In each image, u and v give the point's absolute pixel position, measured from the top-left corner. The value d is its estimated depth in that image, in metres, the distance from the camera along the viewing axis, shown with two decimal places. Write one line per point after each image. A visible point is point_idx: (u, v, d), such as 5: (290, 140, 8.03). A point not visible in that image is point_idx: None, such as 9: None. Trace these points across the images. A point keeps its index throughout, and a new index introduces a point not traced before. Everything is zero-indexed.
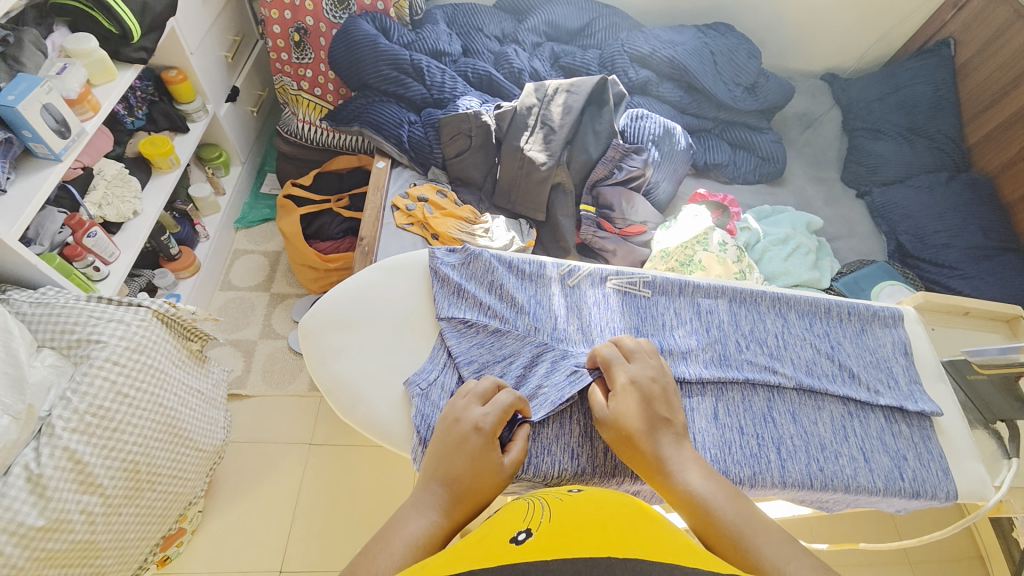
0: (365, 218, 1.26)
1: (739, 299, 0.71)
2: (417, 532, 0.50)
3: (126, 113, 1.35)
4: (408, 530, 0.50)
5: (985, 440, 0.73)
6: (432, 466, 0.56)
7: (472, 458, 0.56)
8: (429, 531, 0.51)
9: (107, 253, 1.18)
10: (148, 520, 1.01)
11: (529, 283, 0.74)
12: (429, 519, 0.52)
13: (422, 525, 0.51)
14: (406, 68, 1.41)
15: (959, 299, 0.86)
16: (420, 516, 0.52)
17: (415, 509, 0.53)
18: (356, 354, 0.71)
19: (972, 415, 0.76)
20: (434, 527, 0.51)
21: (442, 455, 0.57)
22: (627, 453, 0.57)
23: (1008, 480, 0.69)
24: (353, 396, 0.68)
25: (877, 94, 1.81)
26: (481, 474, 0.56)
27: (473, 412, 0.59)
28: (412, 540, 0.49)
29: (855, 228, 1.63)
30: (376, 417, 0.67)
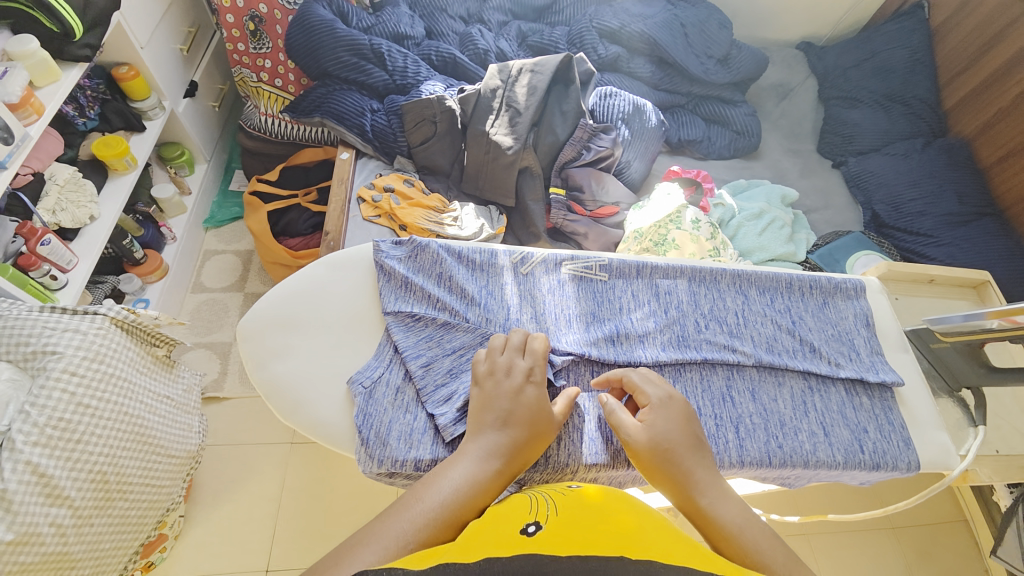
0: (330, 212, 1.22)
1: (699, 278, 0.70)
2: (464, 479, 0.51)
3: (76, 114, 1.30)
4: (463, 470, 0.52)
5: (950, 409, 0.74)
6: (481, 413, 0.57)
7: (529, 407, 0.57)
8: (484, 474, 0.52)
9: (64, 261, 1.14)
10: (123, 529, 1.00)
11: (480, 274, 0.70)
12: (485, 466, 0.53)
13: (473, 469, 0.52)
14: (365, 53, 1.36)
15: (924, 267, 0.83)
16: (473, 458, 0.53)
17: (468, 450, 0.54)
18: (300, 356, 0.68)
19: (936, 384, 0.76)
20: (487, 472, 0.53)
21: (491, 403, 0.57)
22: (652, 474, 0.55)
23: (973, 449, 0.69)
24: (294, 399, 0.66)
25: (852, 61, 1.79)
26: (536, 426, 0.57)
27: (520, 365, 0.60)
28: (457, 487, 0.51)
29: (831, 199, 1.63)
30: (320, 419, 0.65)
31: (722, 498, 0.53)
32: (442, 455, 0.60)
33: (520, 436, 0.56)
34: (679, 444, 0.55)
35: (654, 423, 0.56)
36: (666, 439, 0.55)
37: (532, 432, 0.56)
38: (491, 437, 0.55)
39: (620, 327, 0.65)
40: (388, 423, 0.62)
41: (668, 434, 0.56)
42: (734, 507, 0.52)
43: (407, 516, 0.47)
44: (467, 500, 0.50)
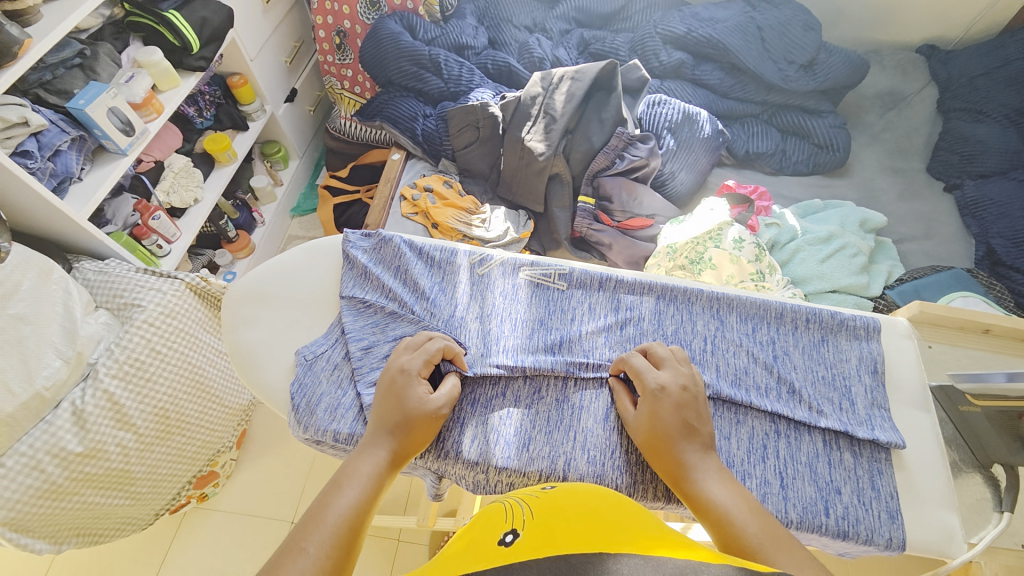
0: (374, 207, 1.34)
1: (670, 296, 0.65)
2: (368, 472, 0.53)
3: (196, 114, 1.57)
4: (360, 473, 0.53)
5: (973, 486, 0.63)
6: (376, 415, 0.57)
7: (400, 399, 0.57)
8: (378, 473, 0.53)
9: (169, 234, 1.40)
10: (179, 459, 1.20)
11: (438, 270, 0.70)
12: (378, 465, 0.54)
13: (371, 469, 0.53)
14: (424, 62, 1.46)
15: (975, 313, 0.69)
16: (370, 457, 0.54)
17: (367, 449, 0.55)
18: (258, 324, 0.71)
19: (958, 454, 0.64)
20: (381, 471, 0.53)
21: (381, 405, 0.57)
22: (651, 457, 0.53)
23: (987, 540, 0.59)
24: (249, 361, 0.70)
25: (983, 67, 1.49)
26: (415, 419, 0.56)
27: (401, 359, 0.59)
28: (365, 480, 0.52)
29: (934, 228, 1.37)
30: (266, 382, 0.68)
31: (717, 482, 0.50)
32: (360, 433, 0.60)
33: (403, 431, 0.56)
34: (674, 429, 0.52)
35: (651, 406, 0.54)
36: (661, 423, 0.53)
37: (415, 427, 0.56)
38: (383, 433, 0.56)
39: (569, 338, 0.63)
40: (319, 395, 0.63)
41: (662, 418, 0.53)
42: (730, 490, 0.49)
43: (319, 526, 0.47)
44: (366, 500, 0.51)
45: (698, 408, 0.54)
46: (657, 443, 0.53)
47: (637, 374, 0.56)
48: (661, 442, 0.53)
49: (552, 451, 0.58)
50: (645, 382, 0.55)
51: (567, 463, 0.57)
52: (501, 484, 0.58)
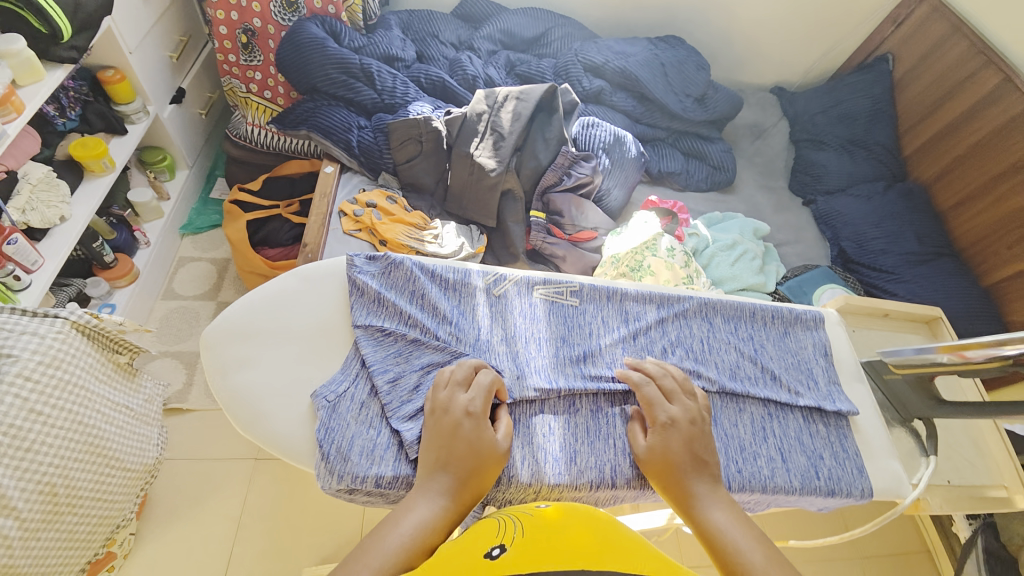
0: (310, 224, 1.23)
1: (667, 304, 0.72)
2: (425, 517, 0.51)
3: (57, 114, 1.29)
4: (415, 514, 0.51)
5: (903, 439, 0.76)
6: (430, 456, 0.56)
7: (470, 443, 0.55)
8: (436, 516, 0.51)
9: (29, 261, 1.12)
10: (70, 546, 0.95)
11: (453, 293, 0.69)
12: (437, 507, 0.52)
13: (428, 510, 0.51)
14: (355, 72, 1.38)
15: (878, 300, 0.86)
16: (427, 501, 0.52)
17: (421, 492, 0.53)
18: (260, 367, 0.67)
19: (889, 414, 0.78)
20: (440, 515, 0.52)
21: (437, 445, 0.56)
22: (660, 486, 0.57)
23: (924, 478, 0.72)
24: (252, 409, 0.64)
25: (820, 107, 1.89)
26: (479, 462, 0.55)
27: (459, 398, 0.58)
28: (421, 524, 0.50)
29: (801, 234, 1.70)
30: (275, 431, 0.63)
31: (716, 508, 0.54)
32: (405, 472, 0.59)
33: (466, 473, 0.54)
34: (680, 458, 0.56)
35: (660, 436, 0.58)
36: (668, 453, 0.57)
37: (478, 469, 0.55)
38: (439, 475, 0.54)
39: (590, 352, 0.66)
40: (350, 438, 0.60)
41: (668, 448, 0.57)
42: (729, 516, 0.53)
43: (359, 563, 0.45)
44: (420, 543, 0.49)
45: (700, 439, 0.58)
46: (664, 472, 0.57)
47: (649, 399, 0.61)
48: (668, 471, 0.57)
49: (597, 461, 0.60)
50: (657, 414, 0.59)
51: (613, 471, 0.60)
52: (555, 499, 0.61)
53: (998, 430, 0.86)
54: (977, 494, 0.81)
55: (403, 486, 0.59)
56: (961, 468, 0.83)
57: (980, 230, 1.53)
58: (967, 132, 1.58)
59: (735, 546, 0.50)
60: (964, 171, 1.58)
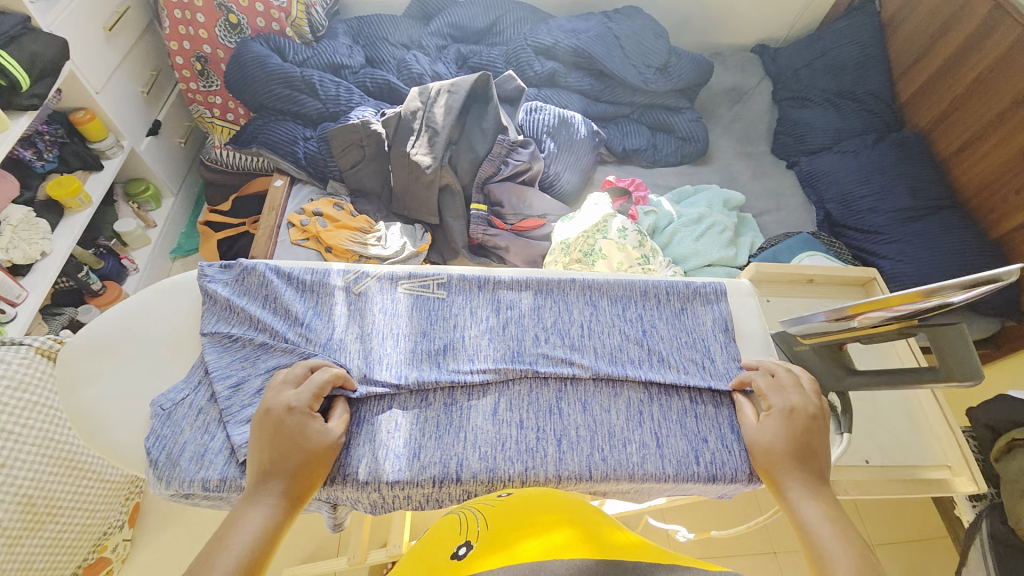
0: (259, 237, 1.26)
1: (547, 290, 0.68)
2: (259, 523, 0.47)
3: (34, 158, 1.38)
4: (247, 524, 0.46)
5: None
6: (255, 457, 0.50)
7: (295, 439, 0.51)
8: (273, 519, 0.47)
9: (12, 295, 1.22)
10: (56, 550, 1.04)
11: (311, 295, 0.63)
12: (273, 510, 0.48)
13: (263, 514, 0.47)
14: (298, 84, 1.41)
15: (799, 267, 0.80)
16: (259, 506, 0.48)
17: (253, 499, 0.48)
18: (104, 380, 0.60)
19: None
20: (277, 517, 0.48)
21: (263, 446, 0.50)
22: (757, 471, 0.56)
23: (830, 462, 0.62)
24: (90, 424, 0.59)
25: (804, 60, 1.75)
26: (309, 455, 0.51)
27: (285, 395, 0.53)
28: (253, 533, 0.46)
29: (783, 200, 1.58)
30: (117, 443, 0.58)
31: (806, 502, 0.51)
32: (235, 475, 0.52)
33: (296, 471, 0.50)
34: (782, 451, 0.54)
35: (762, 429, 0.57)
36: (770, 446, 0.55)
37: (309, 466, 0.51)
38: (272, 479, 0.49)
39: (452, 344, 0.62)
40: (182, 444, 0.53)
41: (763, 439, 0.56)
42: (825, 514, 0.49)
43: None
44: (257, 552, 0.45)
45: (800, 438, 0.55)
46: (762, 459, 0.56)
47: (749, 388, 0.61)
48: (768, 462, 0.55)
49: (443, 455, 0.55)
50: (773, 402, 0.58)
51: (460, 464, 0.55)
52: (400, 498, 0.55)
53: (938, 401, 0.81)
54: (910, 476, 0.76)
55: (236, 491, 0.52)
56: (892, 445, 0.78)
57: (984, 175, 1.37)
58: (967, 67, 1.42)
59: (820, 544, 0.47)
60: (965, 113, 1.42)
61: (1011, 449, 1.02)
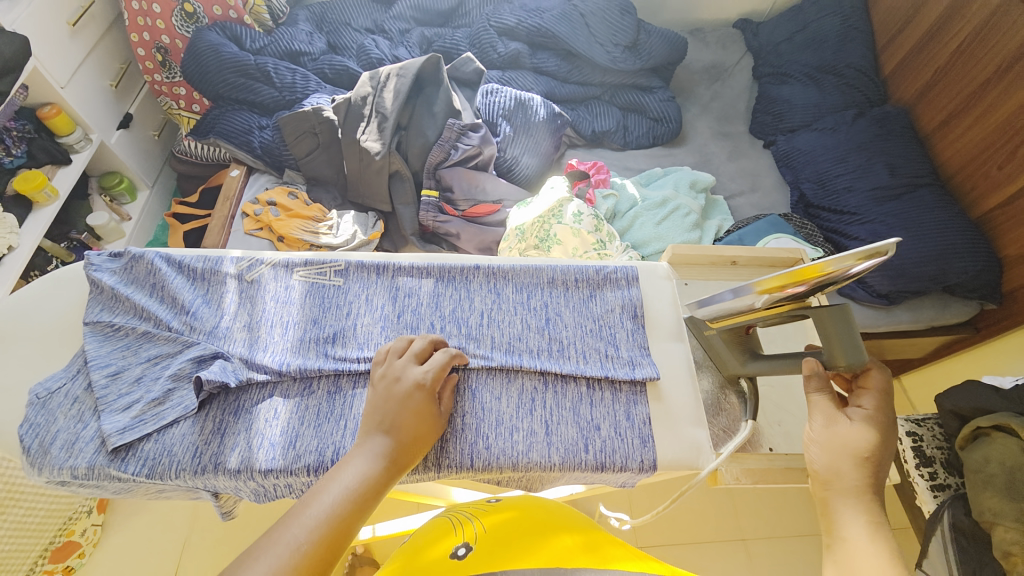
0: (213, 227, 1.27)
1: (449, 277, 0.66)
2: (363, 476, 0.48)
3: (2, 153, 1.40)
4: (351, 473, 0.48)
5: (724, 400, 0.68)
6: (374, 415, 0.52)
7: (416, 414, 0.52)
8: (369, 476, 0.48)
9: None
10: (20, 535, 1.05)
11: (202, 283, 0.63)
12: (375, 467, 0.49)
13: (361, 468, 0.48)
14: (253, 73, 1.40)
15: (721, 249, 0.76)
16: (362, 457, 0.49)
17: (360, 449, 0.50)
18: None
19: (706, 374, 0.70)
20: (375, 475, 0.48)
21: (381, 409, 0.52)
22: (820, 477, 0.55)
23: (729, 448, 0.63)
24: None
25: (784, 34, 1.66)
26: (418, 430, 0.52)
27: (413, 370, 0.55)
28: (357, 483, 0.47)
29: (758, 181, 1.52)
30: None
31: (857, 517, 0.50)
32: (102, 465, 0.53)
33: (406, 440, 0.51)
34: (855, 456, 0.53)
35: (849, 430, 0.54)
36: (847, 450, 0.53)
37: (415, 440, 0.52)
38: (382, 436, 0.51)
39: (342, 332, 0.61)
40: (54, 433, 0.54)
41: (848, 438, 0.53)
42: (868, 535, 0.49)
43: (295, 521, 0.43)
44: (357, 502, 0.46)
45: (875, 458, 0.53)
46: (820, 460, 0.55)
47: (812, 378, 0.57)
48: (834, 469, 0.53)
49: (320, 443, 0.54)
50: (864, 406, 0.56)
51: (337, 453, 0.54)
52: (279, 486, 0.55)
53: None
54: None
55: (105, 481, 0.53)
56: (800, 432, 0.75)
57: (967, 150, 1.29)
58: (949, 36, 1.34)
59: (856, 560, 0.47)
60: (948, 84, 1.34)
61: (977, 437, 0.97)
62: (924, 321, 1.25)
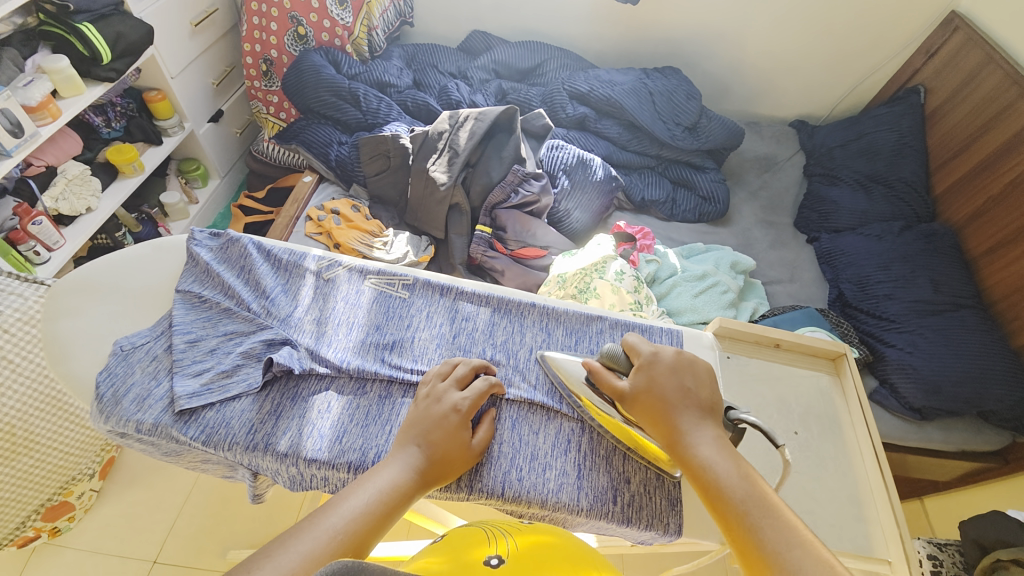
0: (277, 224, 1.36)
1: (506, 309, 0.70)
2: (392, 482, 0.50)
3: (103, 124, 1.55)
4: (383, 477, 0.50)
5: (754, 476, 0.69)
6: (405, 428, 0.56)
7: (451, 434, 0.55)
8: (401, 483, 0.51)
9: (51, 240, 1.36)
10: (24, 483, 1.09)
11: (283, 273, 0.69)
12: (406, 476, 0.51)
13: (394, 476, 0.51)
14: (344, 95, 1.54)
15: (766, 330, 0.78)
16: (394, 465, 0.52)
17: (393, 456, 0.53)
18: (88, 317, 0.68)
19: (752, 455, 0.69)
20: (405, 484, 0.51)
21: (420, 422, 0.55)
22: (657, 423, 0.55)
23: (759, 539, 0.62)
24: (59, 352, 0.65)
25: (839, 140, 1.73)
26: (449, 451, 0.54)
27: (452, 394, 0.57)
28: (386, 488, 0.50)
29: (797, 273, 1.55)
30: (77, 373, 0.64)
31: (705, 438, 0.53)
32: (166, 423, 0.57)
33: (436, 457, 0.53)
34: (664, 386, 0.56)
35: (653, 365, 0.58)
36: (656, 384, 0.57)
37: (446, 458, 0.54)
38: (410, 448, 0.54)
39: (401, 341, 0.65)
40: (129, 385, 0.59)
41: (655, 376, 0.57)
42: (719, 452, 0.52)
43: (334, 511, 0.46)
44: (385, 506, 0.48)
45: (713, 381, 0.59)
46: (652, 405, 0.56)
47: (633, 352, 0.60)
48: (660, 410, 0.55)
49: (364, 443, 0.57)
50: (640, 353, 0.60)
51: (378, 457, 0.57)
52: (316, 478, 0.57)
53: (889, 491, 0.68)
54: None
55: (164, 439, 0.57)
56: (826, 529, 0.66)
57: (1014, 280, 1.30)
58: (1004, 168, 1.39)
59: (718, 480, 0.50)
60: (998, 214, 1.37)
61: (995, 570, 0.92)
62: (956, 443, 1.22)
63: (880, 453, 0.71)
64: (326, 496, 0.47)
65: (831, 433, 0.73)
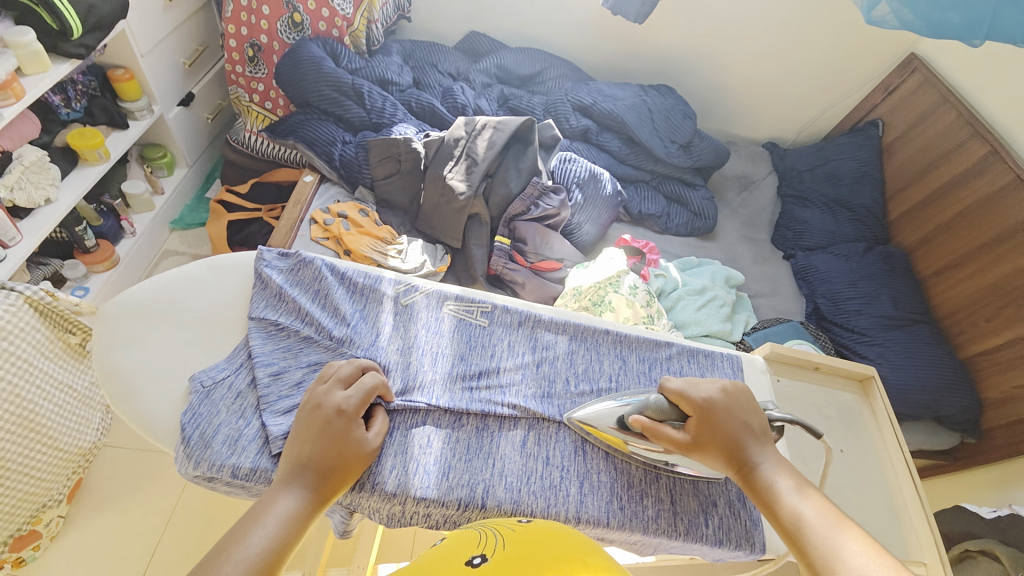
0: (279, 227, 1.28)
1: (582, 336, 0.76)
2: (289, 508, 0.52)
3: (62, 104, 1.37)
4: (280, 508, 0.52)
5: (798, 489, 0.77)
6: (292, 451, 0.56)
7: (338, 439, 0.57)
8: (295, 510, 0.52)
9: (5, 236, 1.19)
10: None
11: (360, 298, 0.75)
12: (300, 501, 0.53)
13: (289, 505, 0.52)
14: (347, 91, 1.45)
15: (808, 354, 0.85)
16: (290, 493, 0.53)
17: (284, 487, 0.54)
18: (149, 348, 0.71)
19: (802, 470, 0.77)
20: (301, 509, 0.52)
21: (306, 439, 0.56)
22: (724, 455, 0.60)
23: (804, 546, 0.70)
24: (126, 389, 0.69)
25: (807, 164, 1.90)
26: (343, 459, 0.57)
27: (335, 395, 0.60)
28: (285, 514, 0.51)
29: (778, 287, 1.67)
30: (151, 411, 0.68)
31: (769, 465, 0.59)
32: (264, 466, 0.62)
33: (327, 470, 0.55)
34: (725, 419, 0.61)
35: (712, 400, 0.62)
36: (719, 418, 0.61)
37: (339, 467, 0.56)
38: (304, 471, 0.55)
39: (487, 370, 0.71)
40: (217, 425, 0.64)
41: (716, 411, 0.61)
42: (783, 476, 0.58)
43: (230, 558, 0.46)
44: (287, 536, 0.50)
45: (758, 406, 0.63)
46: (716, 439, 0.60)
47: (680, 403, 0.63)
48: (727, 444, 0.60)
49: (472, 479, 0.63)
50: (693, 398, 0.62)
51: (486, 490, 0.63)
52: (423, 513, 0.63)
53: (921, 499, 0.78)
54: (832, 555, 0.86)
55: (261, 482, 0.61)
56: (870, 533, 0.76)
57: (960, 299, 1.49)
58: (951, 201, 1.58)
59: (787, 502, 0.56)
60: (946, 241, 1.57)
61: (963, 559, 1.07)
62: (916, 442, 1.40)
63: (911, 463, 0.80)
64: (216, 543, 0.47)
65: (866, 446, 0.83)
